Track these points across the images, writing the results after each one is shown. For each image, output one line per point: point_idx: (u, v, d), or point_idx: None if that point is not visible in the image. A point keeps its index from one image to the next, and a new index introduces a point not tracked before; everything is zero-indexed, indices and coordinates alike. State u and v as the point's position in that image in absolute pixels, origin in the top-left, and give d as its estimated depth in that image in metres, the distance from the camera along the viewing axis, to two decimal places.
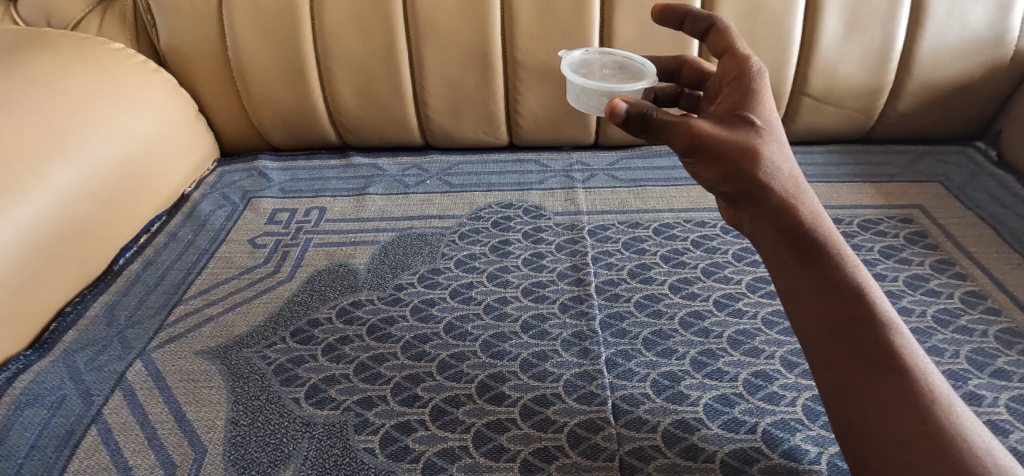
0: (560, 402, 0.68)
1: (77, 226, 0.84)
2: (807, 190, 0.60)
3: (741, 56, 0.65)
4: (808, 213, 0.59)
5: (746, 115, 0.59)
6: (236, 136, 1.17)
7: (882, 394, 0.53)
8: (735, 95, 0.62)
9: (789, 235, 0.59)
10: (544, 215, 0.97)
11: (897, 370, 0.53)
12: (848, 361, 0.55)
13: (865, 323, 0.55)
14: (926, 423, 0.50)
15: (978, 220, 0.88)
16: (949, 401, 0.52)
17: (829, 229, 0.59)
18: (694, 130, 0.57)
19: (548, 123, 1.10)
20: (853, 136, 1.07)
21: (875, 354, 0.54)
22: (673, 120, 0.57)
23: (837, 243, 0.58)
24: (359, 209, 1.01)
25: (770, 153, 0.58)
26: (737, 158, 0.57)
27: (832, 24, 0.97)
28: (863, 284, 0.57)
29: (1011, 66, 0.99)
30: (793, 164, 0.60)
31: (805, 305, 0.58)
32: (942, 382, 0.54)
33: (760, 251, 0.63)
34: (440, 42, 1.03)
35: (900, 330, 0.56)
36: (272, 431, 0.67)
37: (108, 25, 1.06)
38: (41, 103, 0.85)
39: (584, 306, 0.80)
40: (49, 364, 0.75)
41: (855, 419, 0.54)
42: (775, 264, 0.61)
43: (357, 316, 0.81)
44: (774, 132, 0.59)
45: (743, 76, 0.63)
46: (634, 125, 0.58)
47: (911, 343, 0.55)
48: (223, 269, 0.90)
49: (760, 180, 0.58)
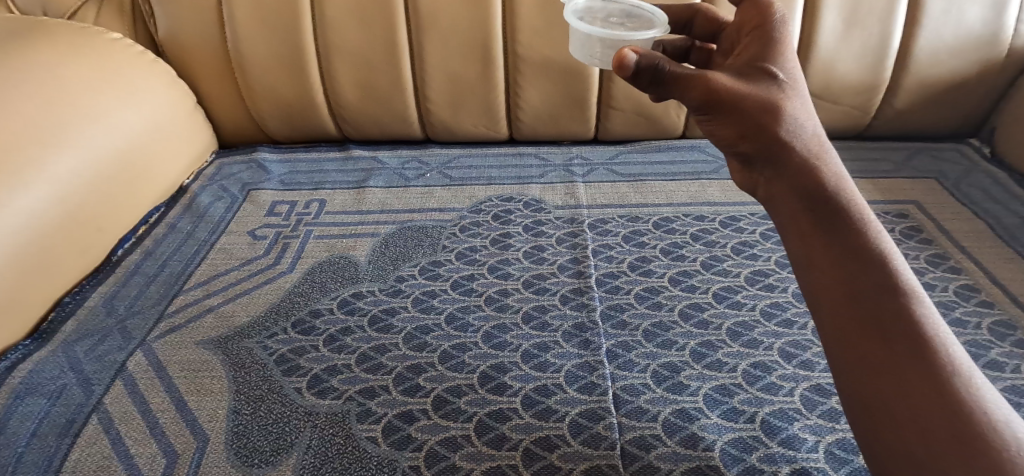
0: (561, 392, 0.69)
1: (75, 216, 0.83)
2: (830, 151, 0.59)
3: (761, 2, 0.66)
4: (829, 174, 0.57)
5: (766, 68, 0.60)
6: (235, 128, 1.17)
7: (898, 365, 0.49)
8: (756, 44, 0.63)
9: (807, 196, 0.56)
10: (544, 209, 0.97)
11: (915, 340, 0.49)
12: (863, 330, 0.51)
13: (884, 289, 0.52)
14: (943, 395, 0.46)
15: (972, 215, 0.90)
16: (971, 375, 0.48)
17: (850, 193, 0.56)
18: (710, 85, 0.59)
19: (548, 117, 1.11)
20: (849, 133, 1.09)
21: (893, 321, 0.50)
22: (687, 73, 0.59)
23: (858, 208, 0.56)
24: (359, 202, 1.01)
25: (794, 109, 0.59)
26: (758, 114, 0.58)
27: (831, 22, 0.98)
28: (885, 250, 0.54)
29: (1005, 65, 1.00)
30: (815, 122, 0.60)
31: (819, 271, 0.55)
32: (967, 359, 0.49)
33: (774, 219, 0.60)
34: (441, 35, 1.04)
35: (922, 299, 0.52)
36: (275, 420, 0.67)
37: (106, 14, 1.06)
38: (40, 93, 0.85)
39: (585, 298, 0.81)
40: (49, 353, 0.75)
41: (865, 393, 0.50)
42: (789, 230, 0.58)
43: (359, 307, 0.81)
44: (797, 87, 0.60)
45: (763, 27, 0.64)
46: (645, 79, 0.60)
47: (934, 314, 0.51)
48: (224, 260, 0.90)
49: (780, 137, 0.58)
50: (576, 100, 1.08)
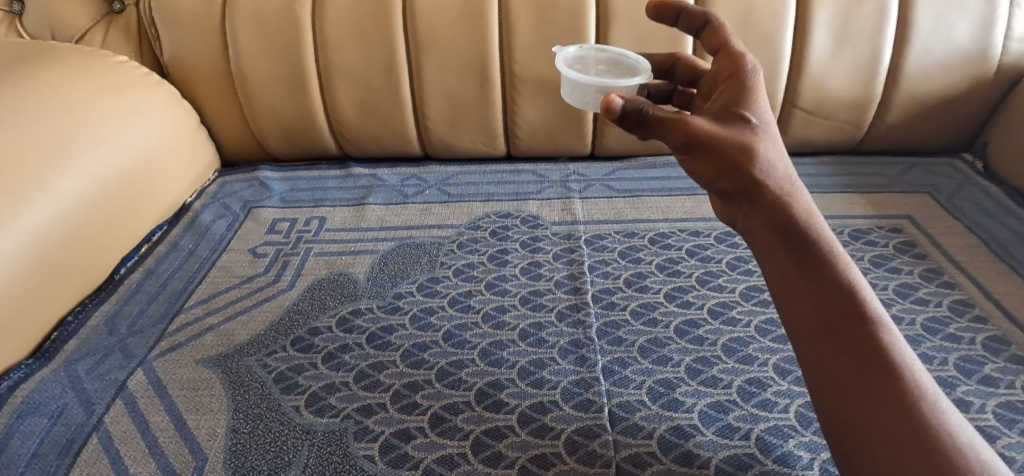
0: (557, 409, 0.69)
1: (79, 235, 0.84)
2: (801, 188, 0.59)
3: (735, 52, 0.66)
4: (800, 210, 0.57)
5: (740, 112, 0.59)
6: (237, 147, 1.18)
7: (872, 391, 0.50)
8: (731, 91, 0.62)
9: (780, 229, 0.57)
10: (541, 225, 0.98)
11: (888, 370, 0.50)
12: (838, 357, 0.52)
13: (855, 317, 0.53)
14: (914, 421, 0.47)
15: (966, 230, 0.90)
16: (935, 399, 0.49)
17: (822, 227, 0.57)
18: (690, 128, 0.56)
19: (545, 134, 1.12)
20: (844, 148, 1.09)
21: (864, 349, 0.51)
22: (668, 116, 0.56)
23: (828, 240, 0.56)
24: (358, 219, 1.02)
25: (766, 152, 0.58)
26: (733, 155, 0.56)
27: (822, 38, 0.99)
28: (853, 281, 0.55)
29: (994, 81, 1.01)
30: (787, 163, 0.59)
31: (795, 300, 0.56)
32: (932, 384, 0.50)
33: (752, 249, 0.61)
34: (439, 53, 1.05)
35: (889, 327, 0.53)
36: (273, 438, 0.68)
37: (112, 37, 1.08)
38: (42, 114, 0.86)
39: (581, 314, 0.81)
40: (50, 372, 0.76)
41: (844, 418, 0.51)
42: (766, 260, 0.59)
43: (357, 325, 0.82)
44: (769, 130, 0.59)
45: (738, 75, 0.63)
46: (631, 122, 0.56)
47: (900, 340, 0.53)
48: (225, 278, 0.91)
49: (755, 177, 0.57)
50: (573, 118, 1.09)
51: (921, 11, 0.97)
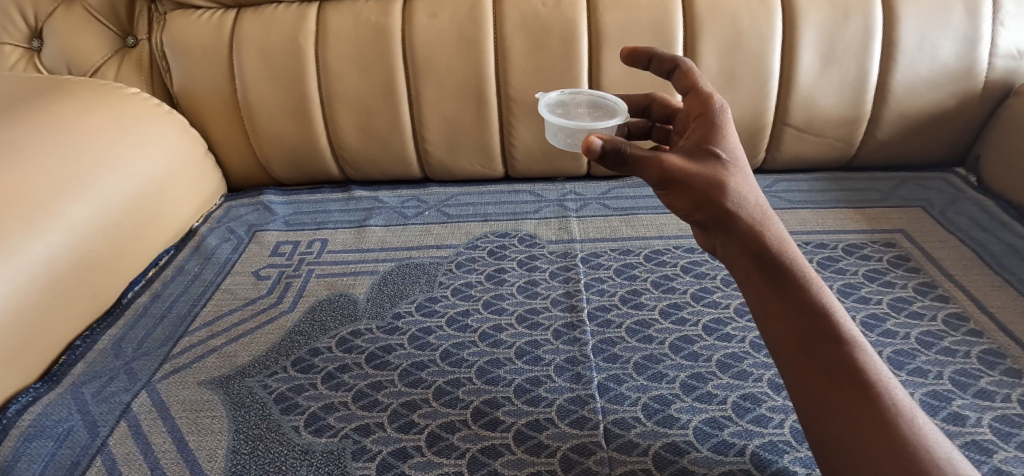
0: (553, 427, 0.70)
1: (90, 261, 0.87)
2: (773, 216, 0.61)
3: (704, 93, 0.68)
4: (773, 238, 0.59)
5: (710, 149, 0.61)
6: (243, 172, 1.21)
7: (850, 409, 0.51)
8: (701, 129, 0.64)
9: (756, 256, 0.58)
10: (538, 243, 0.99)
11: (865, 390, 0.52)
12: (818, 378, 0.54)
13: (830, 339, 0.54)
14: (892, 438, 0.49)
15: (960, 243, 0.90)
16: (913, 415, 0.51)
17: (795, 253, 0.59)
18: (664, 165, 0.58)
19: (541, 155, 1.13)
20: (838, 164, 1.10)
21: (841, 370, 0.53)
22: (645, 155, 0.58)
23: (802, 264, 0.58)
24: (359, 241, 1.03)
25: (737, 185, 0.59)
26: (707, 190, 0.58)
27: (809, 59, 1.01)
28: (828, 303, 0.56)
29: (982, 96, 1.02)
30: (758, 194, 0.61)
31: (774, 324, 0.57)
32: (908, 401, 0.52)
33: (732, 275, 0.63)
34: (437, 80, 1.08)
35: (864, 348, 0.54)
36: (272, 459, 0.69)
37: (125, 70, 1.12)
38: (57, 144, 0.89)
39: (577, 332, 0.82)
40: (57, 396, 0.77)
41: (828, 436, 0.52)
42: (746, 286, 0.60)
43: (357, 345, 0.83)
44: (739, 164, 0.61)
45: (707, 113, 0.65)
46: (609, 161, 0.58)
47: (876, 360, 0.54)
48: (228, 301, 0.93)
49: (728, 209, 0.59)
50: None
51: (904, 31, 0.99)
